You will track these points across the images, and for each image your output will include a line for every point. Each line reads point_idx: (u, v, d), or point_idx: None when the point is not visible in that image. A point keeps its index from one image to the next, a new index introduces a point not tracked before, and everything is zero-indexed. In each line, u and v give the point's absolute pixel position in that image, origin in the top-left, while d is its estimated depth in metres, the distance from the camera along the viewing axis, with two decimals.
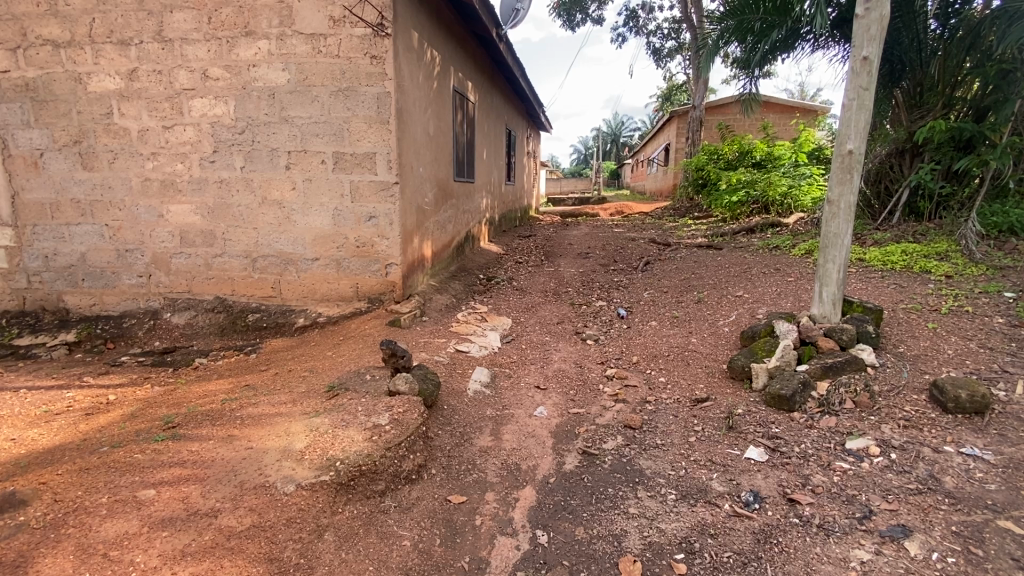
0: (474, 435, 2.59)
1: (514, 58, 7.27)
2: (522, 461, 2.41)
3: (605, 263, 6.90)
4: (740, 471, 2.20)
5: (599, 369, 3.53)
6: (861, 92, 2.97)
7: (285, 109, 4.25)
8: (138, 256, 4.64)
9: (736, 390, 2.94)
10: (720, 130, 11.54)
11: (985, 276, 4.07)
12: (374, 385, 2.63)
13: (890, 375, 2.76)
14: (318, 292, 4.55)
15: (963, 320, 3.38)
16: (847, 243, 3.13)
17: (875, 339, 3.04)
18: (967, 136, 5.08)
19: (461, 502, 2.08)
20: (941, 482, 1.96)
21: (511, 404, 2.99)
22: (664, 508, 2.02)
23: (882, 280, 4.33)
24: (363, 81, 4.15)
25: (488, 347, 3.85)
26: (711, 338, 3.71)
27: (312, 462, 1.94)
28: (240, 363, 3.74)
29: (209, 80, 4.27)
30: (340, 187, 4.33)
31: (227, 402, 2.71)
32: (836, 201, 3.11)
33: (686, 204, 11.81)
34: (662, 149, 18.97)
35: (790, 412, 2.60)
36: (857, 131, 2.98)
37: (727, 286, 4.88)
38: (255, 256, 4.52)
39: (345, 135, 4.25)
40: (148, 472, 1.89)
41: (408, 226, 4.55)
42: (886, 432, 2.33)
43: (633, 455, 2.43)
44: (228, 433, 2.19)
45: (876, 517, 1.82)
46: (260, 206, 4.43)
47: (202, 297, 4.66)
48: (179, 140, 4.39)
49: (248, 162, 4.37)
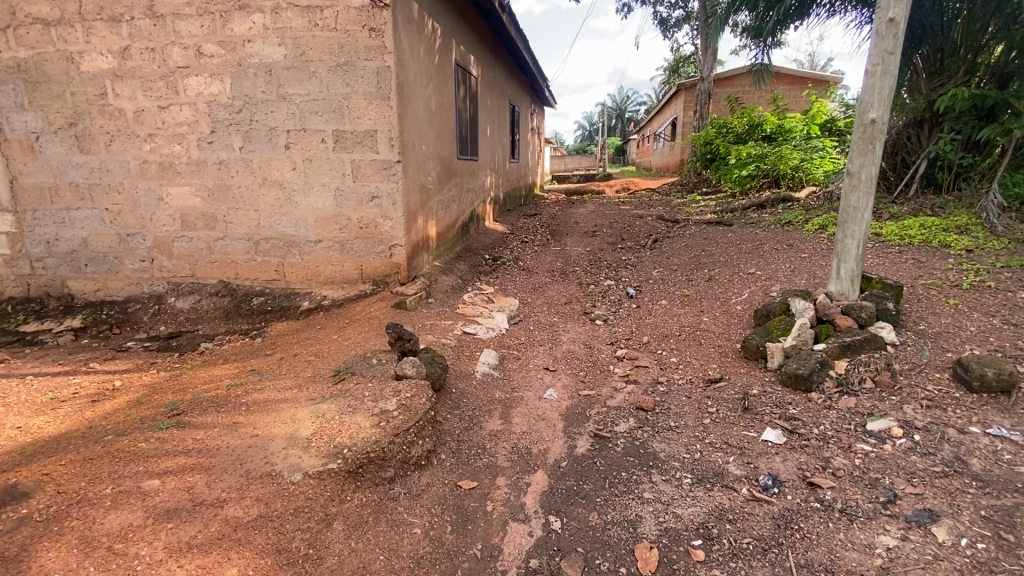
0: (483, 419, 2.54)
1: (517, 29, 7.03)
2: (533, 445, 2.36)
3: (612, 242, 6.78)
4: (758, 454, 2.14)
5: (609, 350, 3.46)
6: (886, 57, 2.82)
7: (282, 86, 4.12)
8: (140, 240, 4.59)
9: (751, 370, 2.88)
10: (730, 102, 11.25)
11: (1007, 250, 3.95)
12: (381, 369, 2.58)
13: (910, 354, 2.67)
14: (322, 275, 4.48)
15: (985, 295, 3.27)
16: (867, 217, 3.02)
17: (894, 316, 2.94)
18: (990, 104, 4.88)
19: (471, 488, 2.04)
20: (968, 465, 1.89)
21: (520, 386, 2.94)
22: (679, 493, 1.97)
23: (899, 255, 4.21)
24: (362, 55, 4.00)
25: (496, 328, 3.79)
26: (724, 317, 3.63)
27: (319, 450, 1.88)
28: (246, 348, 3.70)
29: (204, 57, 4.14)
30: (341, 167, 4.23)
31: (232, 388, 2.67)
32: (857, 173, 2.98)
33: (694, 180, 11.58)
34: (669, 123, 18.58)
35: (807, 393, 2.53)
36: (881, 98, 2.84)
37: (738, 264, 4.77)
38: (257, 239, 4.46)
39: (344, 112, 4.12)
40: (153, 462, 1.86)
41: (411, 206, 4.45)
42: (907, 412, 2.26)
43: (646, 438, 2.37)
44: (233, 420, 2.15)
45: (902, 501, 1.76)
46: (260, 187, 4.34)
47: (206, 281, 4.61)
48: (176, 121, 4.29)
49: (247, 142, 4.26)
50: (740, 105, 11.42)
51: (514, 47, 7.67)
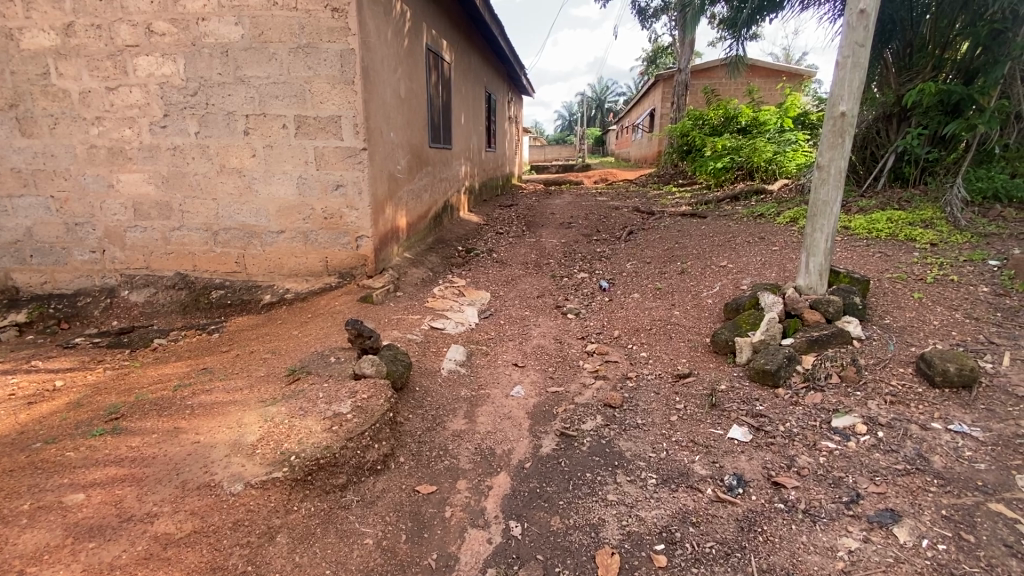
0: (447, 419, 2.46)
1: (491, 14, 6.84)
2: (497, 446, 2.28)
3: (587, 233, 6.73)
4: (724, 452, 2.10)
5: (579, 344, 3.40)
6: (856, 49, 2.78)
7: (240, 68, 3.91)
8: (90, 230, 4.33)
9: (719, 365, 2.86)
10: (706, 94, 11.26)
11: (970, 243, 4.02)
12: (338, 368, 2.46)
13: (875, 348, 2.67)
14: (285, 266, 4.31)
15: (948, 289, 3.32)
16: (836, 211, 3.01)
17: (861, 310, 2.95)
18: (956, 99, 4.95)
19: (430, 493, 1.95)
20: (929, 462, 1.89)
21: (487, 383, 2.86)
22: (643, 494, 1.92)
23: (867, 248, 4.25)
24: (325, 37, 3.82)
25: (465, 323, 3.69)
26: (694, 310, 3.61)
27: (264, 457, 1.77)
28: (202, 344, 3.53)
29: (155, 36, 3.89)
30: (303, 154, 4.05)
31: (179, 389, 2.52)
32: (826, 166, 2.96)
33: (670, 172, 11.61)
34: (647, 115, 18.60)
35: (774, 388, 2.51)
36: (851, 91, 2.81)
37: (710, 256, 4.76)
38: (215, 229, 4.25)
39: (306, 97, 3.93)
40: (79, 474, 1.72)
41: (379, 196, 4.29)
42: (871, 408, 2.25)
43: (612, 437, 2.32)
44: (174, 426, 2.01)
45: (864, 501, 1.74)
46: (218, 174, 4.13)
47: (161, 273, 4.39)
48: (125, 103, 4.04)
49: (203, 127, 4.04)
50: (716, 97, 11.45)
51: (488, 32, 7.48)
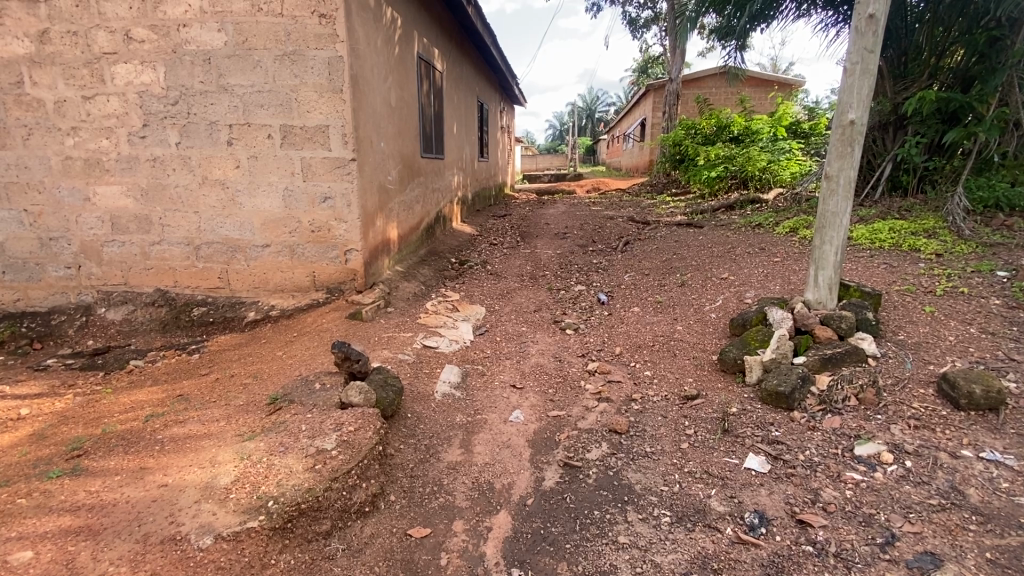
0: (441, 449, 2.28)
1: (483, 23, 6.75)
2: (496, 479, 2.11)
3: (582, 244, 6.60)
4: (741, 485, 1.95)
5: (580, 363, 3.24)
6: (865, 55, 2.68)
7: (223, 76, 3.75)
8: (65, 245, 4.12)
9: (728, 385, 2.71)
10: (699, 103, 11.23)
11: (976, 254, 3.93)
12: (324, 396, 2.29)
13: (892, 367, 2.54)
14: (271, 282, 4.12)
15: (959, 302, 3.21)
16: (846, 222, 2.89)
17: (874, 326, 2.82)
18: (954, 107, 4.89)
19: (423, 537, 1.78)
20: (965, 496, 1.75)
21: (484, 408, 2.69)
22: (657, 536, 1.75)
23: (871, 259, 4.15)
24: (312, 44, 3.67)
25: (460, 341, 3.53)
26: (698, 325, 3.47)
27: (238, 503, 1.58)
28: (181, 366, 3.33)
29: (134, 42, 3.73)
30: (290, 165, 3.89)
31: (150, 419, 2.32)
32: (835, 176, 2.85)
33: (663, 181, 11.57)
34: (638, 124, 18.66)
35: (789, 411, 2.37)
36: (860, 99, 2.71)
37: (711, 268, 4.64)
38: (197, 243, 4.06)
39: (293, 105, 3.78)
40: (28, 525, 1.52)
41: (369, 208, 4.14)
42: (895, 433, 2.11)
43: (620, 467, 2.16)
44: (140, 465, 1.82)
45: (900, 542, 1.59)
46: (200, 186, 3.95)
47: (141, 289, 4.18)
48: (103, 113, 3.86)
49: (184, 137, 3.86)
50: (708, 106, 11.44)
51: (480, 41, 7.39)
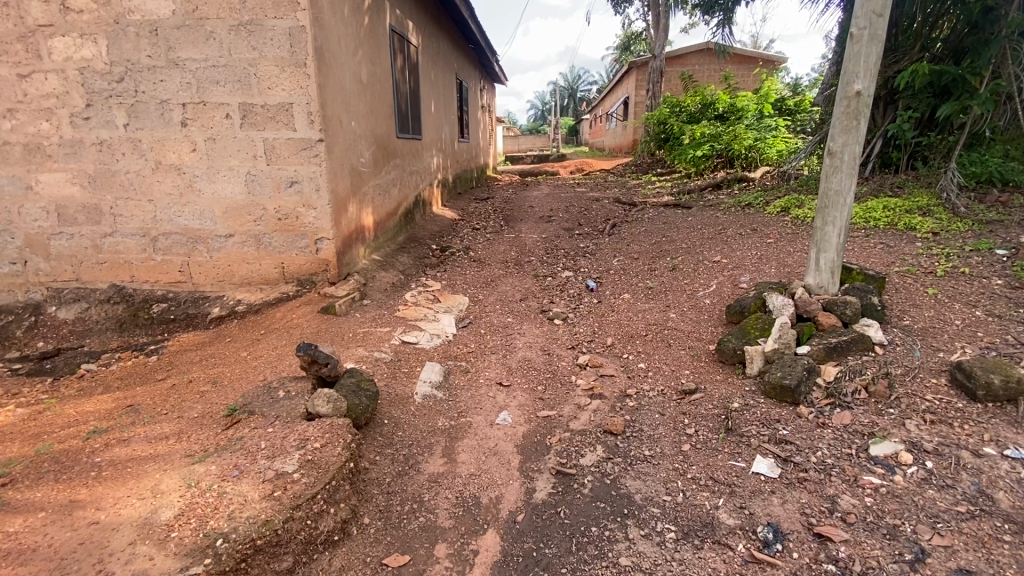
0: (421, 459, 2.08)
1: None
2: (482, 493, 1.92)
3: (568, 227, 6.38)
4: (751, 492, 1.79)
5: (570, 356, 3.04)
6: (874, 19, 2.47)
7: (173, 50, 3.39)
8: (8, 239, 3.76)
9: (728, 378, 2.54)
10: (683, 80, 10.98)
11: (973, 232, 3.81)
12: (288, 406, 2.06)
13: (901, 355, 2.40)
14: (236, 275, 3.83)
15: (961, 283, 3.07)
16: (849, 202, 2.72)
17: (880, 312, 2.67)
18: (947, 81, 4.71)
19: (401, 566, 1.59)
20: (994, 501, 1.61)
21: (469, 409, 2.48)
22: (663, 556, 1.58)
23: (867, 239, 4.01)
24: (270, 13, 3.33)
25: (442, 334, 3.31)
26: (692, 312, 3.29)
27: (181, 544, 1.36)
28: (137, 369, 3.04)
29: (71, 13, 3.34)
30: (251, 147, 3.57)
31: (90, 436, 2.05)
32: (839, 152, 2.67)
33: (648, 161, 11.34)
34: (621, 102, 18.39)
35: (795, 405, 2.21)
36: (867, 68, 2.51)
37: (702, 251, 4.46)
38: (154, 235, 3.74)
39: (252, 81, 3.45)
40: None
41: (340, 193, 3.85)
42: (911, 430, 1.96)
43: (617, 474, 1.98)
44: (69, 498, 1.56)
45: (930, 559, 1.45)
46: (153, 172, 3.61)
47: (95, 285, 3.84)
48: (40, 92, 3.48)
49: (133, 118, 3.51)
50: (693, 83, 11.17)
51: (458, 14, 7.00)
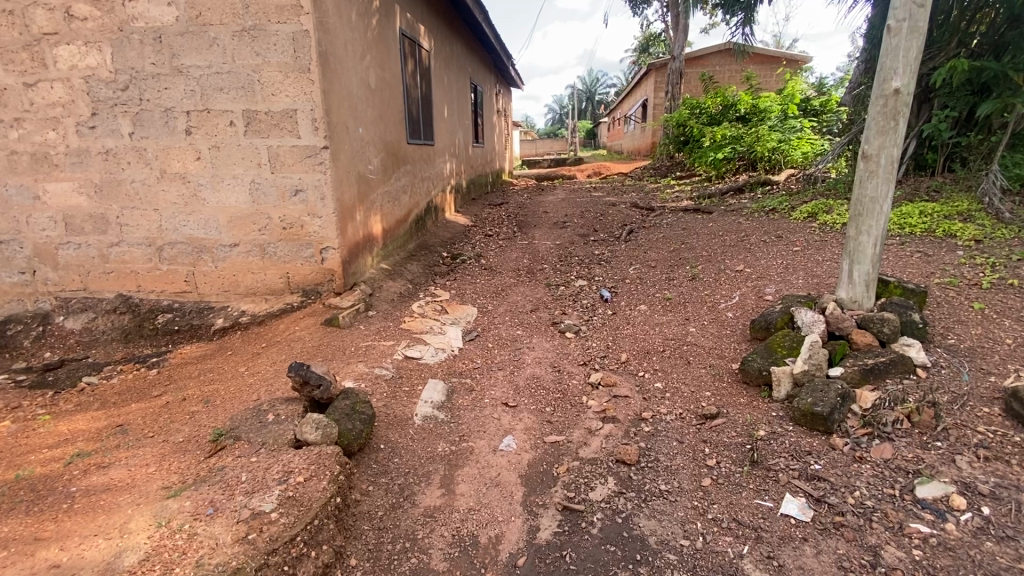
0: (417, 490, 1.93)
1: None
2: (481, 531, 1.76)
3: (583, 233, 6.20)
4: (780, 539, 1.60)
5: (582, 373, 2.87)
6: (914, 10, 2.25)
7: (177, 57, 3.34)
8: (17, 248, 3.74)
9: (753, 401, 2.34)
10: (703, 81, 10.70)
11: (1020, 239, 3.52)
12: (277, 431, 1.93)
13: (947, 379, 2.16)
14: (241, 285, 3.75)
15: (1011, 296, 2.81)
16: (887, 210, 2.49)
17: (921, 330, 2.43)
18: (987, 77, 4.39)
19: None
20: None
21: (472, 432, 2.33)
22: None
23: (902, 247, 3.75)
24: (273, 17, 3.25)
25: (447, 348, 3.17)
26: (713, 327, 3.09)
27: None
28: (136, 384, 2.96)
29: (75, 21, 3.31)
30: (255, 155, 3.49)
31: (71, 461, 1.95)
32: (875, 156, 2.45)
33: (668, 164, 11.06)
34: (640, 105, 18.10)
35: (827, 435, 2.00)
36: (907, 64, 2.29)
37: (724, 259, 4.24)
38: (160, 244, 3.69)
39: (256, 88, 3.37)
40: None
41: (346, 201, 3.74)
42: (963, 468, 1.74)
43: (630, 511, 1.80)
44: (33, 535, 1.45)
45: None
46: (159, 181, 3.56)
47: (101, 295, 3.80)
48: (47, 101, 3.45)
49: (138, 126, 3.46)
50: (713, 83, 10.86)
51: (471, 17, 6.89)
